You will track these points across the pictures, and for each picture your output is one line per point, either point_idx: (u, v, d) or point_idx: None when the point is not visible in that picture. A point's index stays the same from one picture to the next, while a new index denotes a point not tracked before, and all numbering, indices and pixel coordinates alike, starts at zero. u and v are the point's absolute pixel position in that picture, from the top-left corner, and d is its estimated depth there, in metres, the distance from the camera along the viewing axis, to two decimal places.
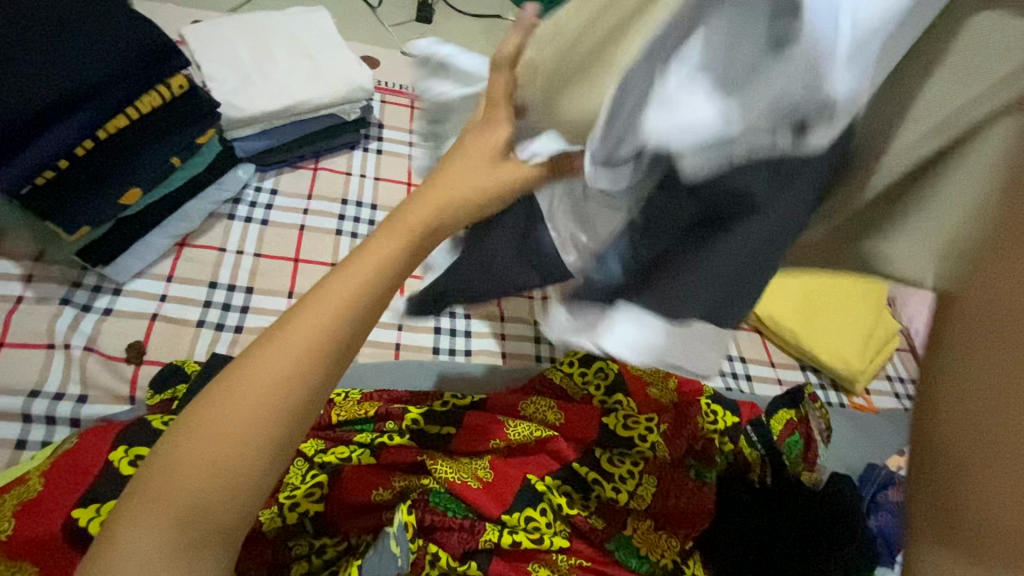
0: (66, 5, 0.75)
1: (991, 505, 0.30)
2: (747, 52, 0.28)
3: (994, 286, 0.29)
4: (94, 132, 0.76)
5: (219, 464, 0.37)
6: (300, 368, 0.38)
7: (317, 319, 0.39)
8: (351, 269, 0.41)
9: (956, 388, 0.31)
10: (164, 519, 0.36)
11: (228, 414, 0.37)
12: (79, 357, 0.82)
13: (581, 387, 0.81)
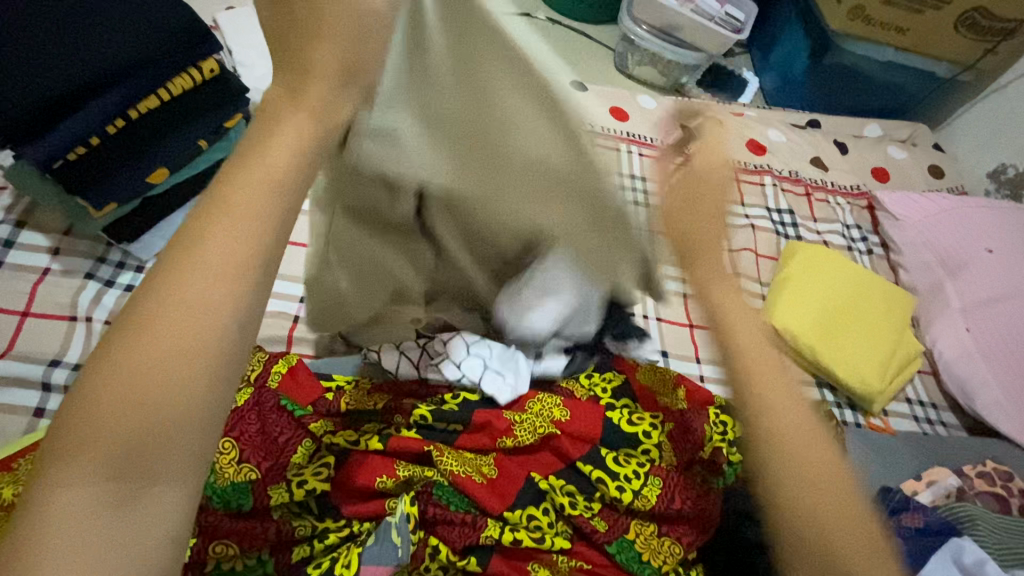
0: None
1: (812, 521, 0.53)
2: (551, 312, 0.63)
3: (770, 395, 0.56)
4: (125, 111, 0.78)
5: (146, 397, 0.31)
6: (217, 271, 0.33)
7: (237, 221, 0.33)
8: (267, 163, 0.35)
9: (776, 453, 0.54)
10: (89, 458, 0.30)
11: (149, 336, 0.32)
12: (99, 331, 0.83)
13: (588, 388, 0.79)
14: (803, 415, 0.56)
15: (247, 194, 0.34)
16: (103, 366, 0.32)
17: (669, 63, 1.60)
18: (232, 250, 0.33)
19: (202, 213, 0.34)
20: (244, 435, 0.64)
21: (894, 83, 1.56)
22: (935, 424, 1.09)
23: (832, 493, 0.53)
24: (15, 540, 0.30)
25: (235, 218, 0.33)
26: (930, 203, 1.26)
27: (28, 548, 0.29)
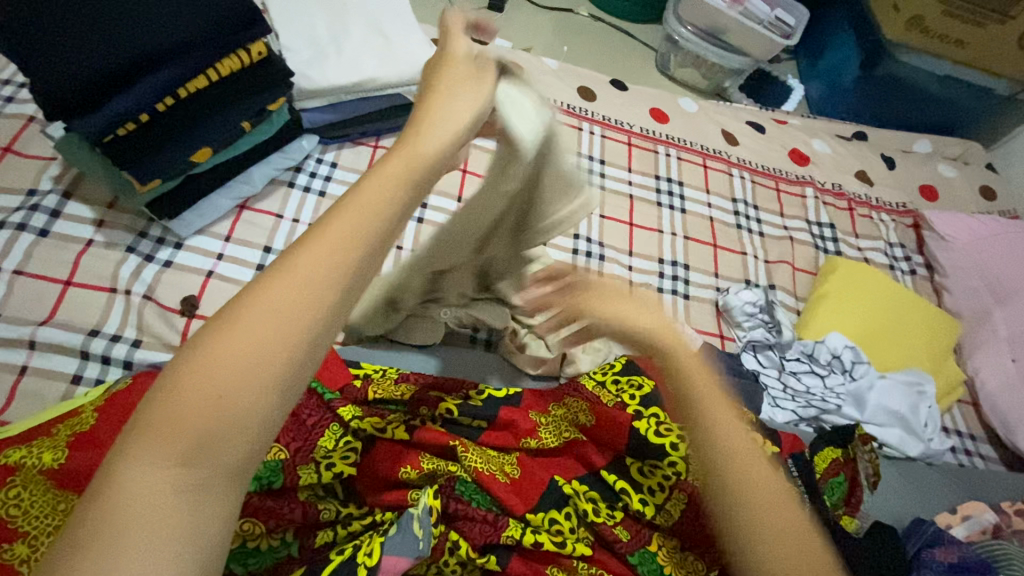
0: None
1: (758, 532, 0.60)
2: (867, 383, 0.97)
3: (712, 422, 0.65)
4: (175, 90, 0.78)
5: (223, 397, 0.36)
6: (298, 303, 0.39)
7: (308, 263, 0.41)
8: (354, 215, 0.43)
9: (735, 482, 0.62)
10: (164, 447, 0.35)
11: (228, 345, 0.37)
12: (138, 304, 0.85)
13: (614, 395, 0.76)
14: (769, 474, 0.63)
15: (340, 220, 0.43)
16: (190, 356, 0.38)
17: (713, 65, 1.57)
18: (317, 274, 0.40)
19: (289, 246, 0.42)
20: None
21: (950, 98, 1.50)
22: (974, 456, 1.04)
23: (771, 522, 0.60)
24: (103, 506, 0.34)
25: (323, 253, 0.41)
26: (980, 227, 1.21)
27: (115, 512, 0.34)
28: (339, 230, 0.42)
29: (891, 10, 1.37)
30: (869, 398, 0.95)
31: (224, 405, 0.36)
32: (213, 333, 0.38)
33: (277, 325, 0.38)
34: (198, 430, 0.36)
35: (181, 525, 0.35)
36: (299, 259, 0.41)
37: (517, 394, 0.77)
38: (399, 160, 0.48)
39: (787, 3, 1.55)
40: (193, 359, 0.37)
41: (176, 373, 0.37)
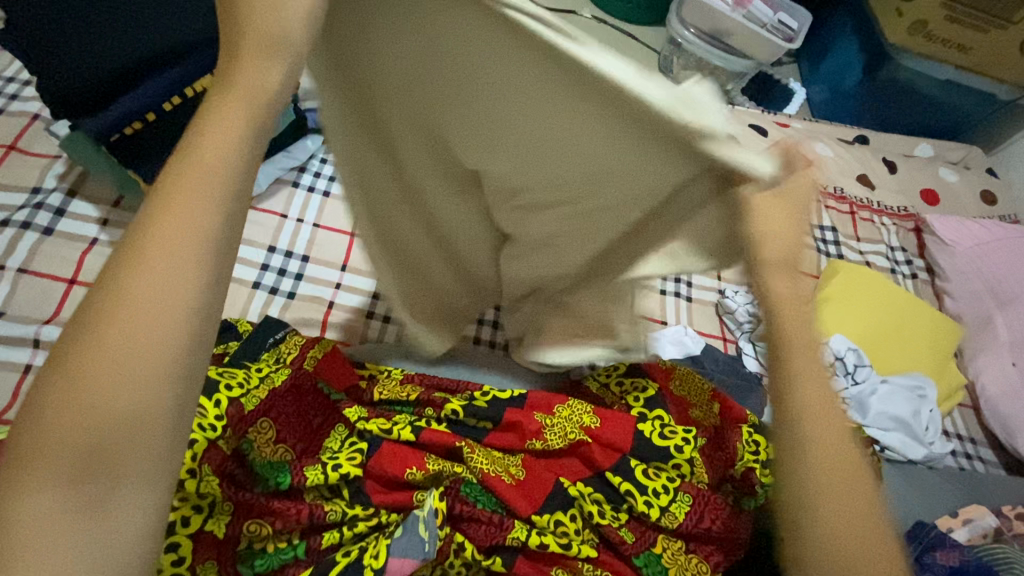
0: None
1: None
2: (870, 384, 0.97)
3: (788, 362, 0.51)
4: (183, 89, 0.77)
5: (102, 403, 0.35)
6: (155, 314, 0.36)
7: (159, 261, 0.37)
8: (200, 178, 0.39)
9: None
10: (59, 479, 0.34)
11: (99, 346, 0.35)
12: None
13: (618, 396, 0.83)
14: None
15: (193, 180, 0.39)
16: (60, 362, 0.36)
17: (716, 68, 1.57)
18: (181, 264, 0.37)
19: (133, 238, 0.38)
20: (280, 416, 0.66)
21: (950, 104, 1.51)
22: (974, 460, 1.05)
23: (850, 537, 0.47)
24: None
25: (178, 229, 0.38)
26: (983, 232, 1.22)
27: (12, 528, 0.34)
28: (183, 209, 0.38)
29: (895, 15, 1.37)
30: (872, 403, 0.95)
31: (112, 411, 0.35)
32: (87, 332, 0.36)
33: (151, 324, 0.36)
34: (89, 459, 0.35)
35: (96, 549, 0.35)
36: (147, 269, 0.36)
37: (522, 395, 0.76)
38: (226, 104, 0.41)
39: (789, 7, 1.56)
40: (63, 362, 0.35)
41: (49, 381, 0.35)
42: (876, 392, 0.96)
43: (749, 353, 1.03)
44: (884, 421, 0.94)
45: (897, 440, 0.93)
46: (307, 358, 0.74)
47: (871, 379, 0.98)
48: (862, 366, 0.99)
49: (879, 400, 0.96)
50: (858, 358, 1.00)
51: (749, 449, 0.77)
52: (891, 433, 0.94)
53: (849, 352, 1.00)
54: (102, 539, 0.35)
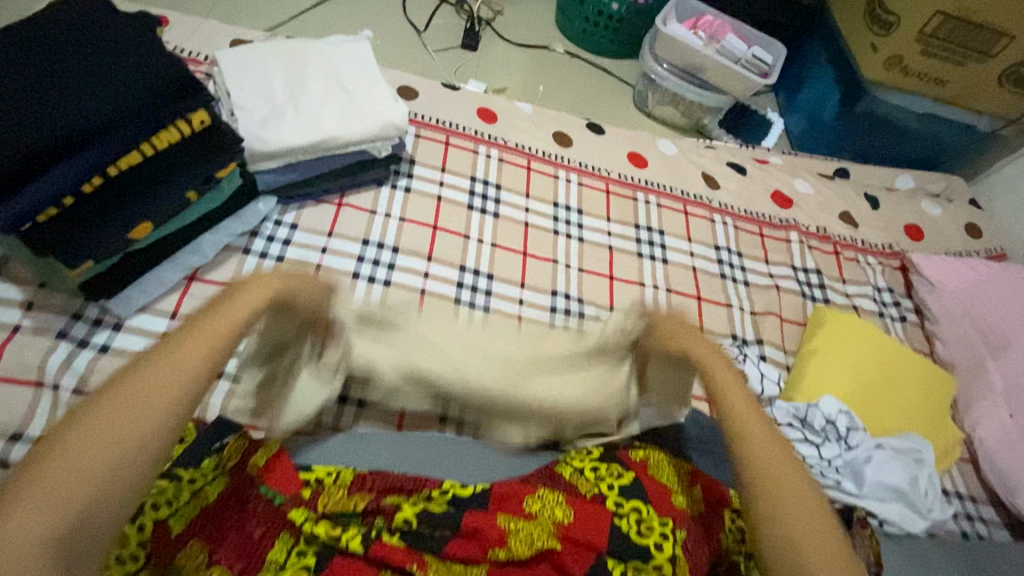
0: (111, 49, 0.72)
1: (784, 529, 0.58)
2: (865, 450, 0.91)
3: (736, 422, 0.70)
4: (104, 169, 0.70)
5: (119, 440, 0.47)
6: (156, 396, 0.50)
7: (174, 368, 0.53)
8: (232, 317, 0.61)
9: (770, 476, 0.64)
10: (48, 504, 0.43)
11: (129, 397, 0.50)
12: (67, 400, 0.77)
13: (593, 484, 0.78)
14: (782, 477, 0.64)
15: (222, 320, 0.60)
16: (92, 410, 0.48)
17: (691, 103, 1.54)
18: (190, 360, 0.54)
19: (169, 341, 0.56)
20: (213, 535, 0.62)
21: (930, 134, 1.48)
22: (976, 521, 0.99)
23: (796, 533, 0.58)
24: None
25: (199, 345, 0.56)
26: (970, 272, 1.19)
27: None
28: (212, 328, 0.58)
29: (870, 50, 1.35)
30: (868, 472, 0.89)
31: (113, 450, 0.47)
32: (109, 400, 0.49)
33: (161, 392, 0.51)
34: (69, 496, 0.44)
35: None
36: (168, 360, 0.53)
37: (484, 492, 0.73)
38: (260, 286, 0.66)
39: (763, 40, 1.52)
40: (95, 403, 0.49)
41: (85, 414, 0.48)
42: (870, 458, 0.90)
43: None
44: (880, 493, 0.89)
45: (896, 514, 0.88)
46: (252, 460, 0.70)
47: (863, 441, 0.92)
48: (853, 428, 0.93)
49: (873, 467, 0.89)
50: (848, 421, 0.94)
51: (733, 537, 0.75)
52: (888, 506, 0.88)
53: (837, 415, 0.94)
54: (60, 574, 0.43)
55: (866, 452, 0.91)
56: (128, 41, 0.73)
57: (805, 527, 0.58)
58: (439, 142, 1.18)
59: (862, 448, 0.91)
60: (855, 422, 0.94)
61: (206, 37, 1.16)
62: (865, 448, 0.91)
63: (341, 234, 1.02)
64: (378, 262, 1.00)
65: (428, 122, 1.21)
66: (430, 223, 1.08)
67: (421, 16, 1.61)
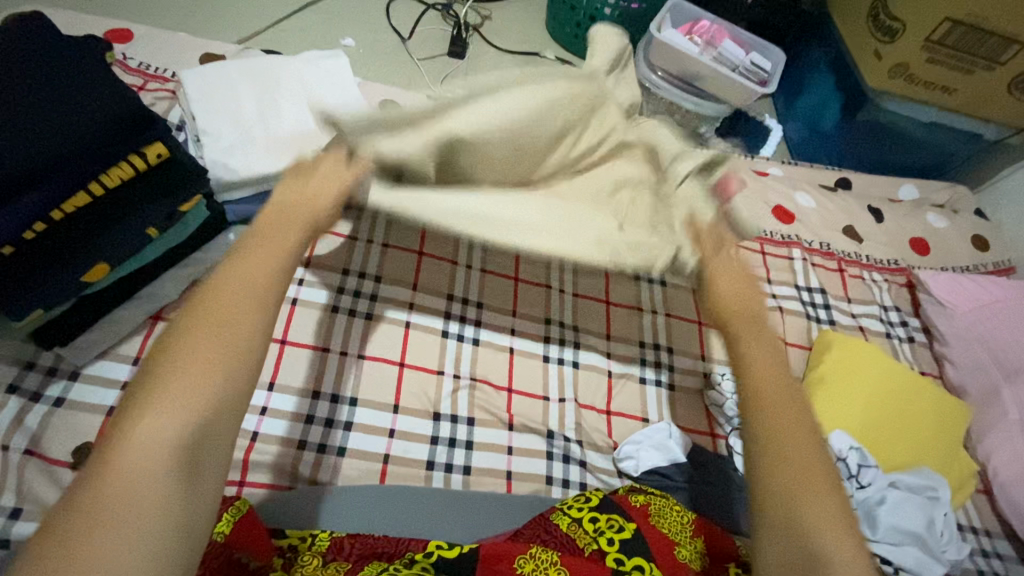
0: (51, 76, 0.65)
1: (776, 469, 0.49)
2: (876, 489, 0.87)
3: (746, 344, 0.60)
4: (47, 214, 0.64)
5: (222, 345, 0.43)
6: (245, 298, 0.47)
7: (246, 282, 0.48)
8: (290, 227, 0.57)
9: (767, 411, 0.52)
10: (174, 406, 0.40)
11: (220, 304, 0.45)
12: (17, 463, 0.70)
13: (591, 537, 0.73)
14: (793, 408, 0.53)
15: (270, 233, 0.56)
16: (192, 318, 0.44)
17: (688, 112, 1.48)
18: (261, 268, 0.50)
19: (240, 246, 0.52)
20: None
21: (933, 142, 1.43)
22: (992, 558, 0.94)
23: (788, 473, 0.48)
24: (111, 446, 0.38)
25: (273, 251, 0.52)
26: (980, 291, 1.14)
27: (121, 455, 0.38)
28: (268, 237, 0.55)
29: (875, 58, 1.30)
30: (880, 515, 0.84)
31: (216, 354, 0.43)
32: (200, 308, 0.45)
33: (244, 296, 0.47)
34: (191, 395, 0.41)
35: (175, 515, 0.38)
36: (245, 265, 0.50)
37: (472, 553, 0.67)
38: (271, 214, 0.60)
39: (762, 45, 1.46)
40: (191, 315, 0.44)
41: (185, 324, 0.44)
42: (883, 499, 0.86)
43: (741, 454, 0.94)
44: (896, 538, 0.83)
45: (916, 560, 0.82)
46: (218, 525, 0.63)
47: (874, 479, 0.88)
48: (866, 465, 0.89)
49: (888, 510, 0.85)
50: (860, 455, 0.89)
51: None
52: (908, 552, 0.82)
53: (847, 450, 0.89)
54: (194, 496, 0.39)
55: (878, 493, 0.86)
56: (66, 68, 0.66)
57: (805, 475, 0.48)
58: None
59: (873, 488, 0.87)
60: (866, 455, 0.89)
61: (173, 52, 1.08)
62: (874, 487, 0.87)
63: (319, 264, 0.95)
64: (359, 292, 0.94)
65: None
66: (415, 247, 1.01)
67: (405, 22, 1.54)
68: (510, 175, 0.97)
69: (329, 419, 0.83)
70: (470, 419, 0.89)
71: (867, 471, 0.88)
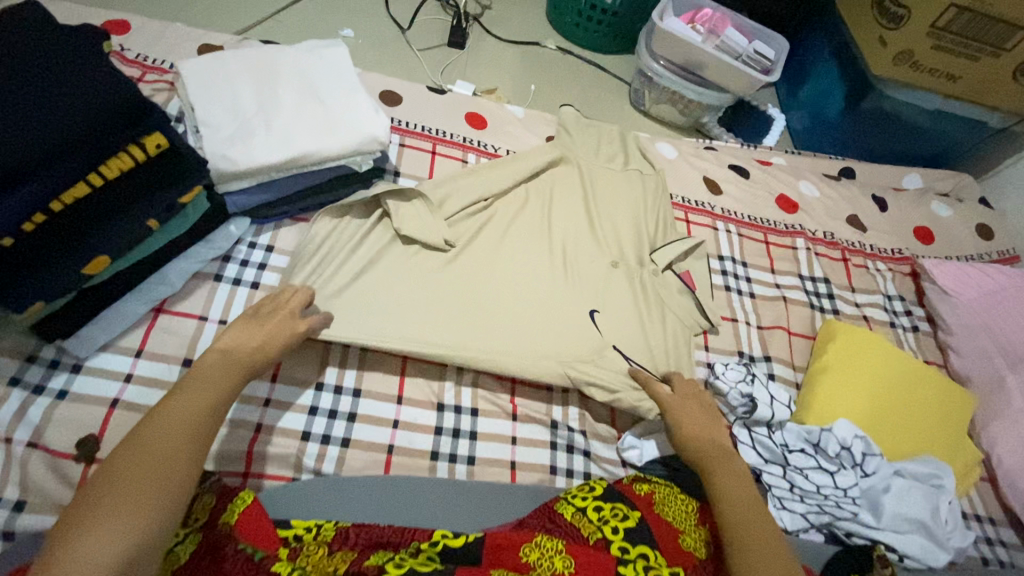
0: (43, 65, 0.64)
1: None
2: (882, 478, 0.87)
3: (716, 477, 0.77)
4: (46, 205, 0.63)
5: (158, 471, 0.53)
6: (181, 429, 0.58)
7: (187, 413, 0.59)
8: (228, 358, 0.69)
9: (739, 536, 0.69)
10: (108, 531, 0.48)
11: (157, 435, 0.56)
12: (20, 455, 0.70)
13: (595, 526, 0.73)
14: (756, 527, 0.70)
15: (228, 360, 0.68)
16: (133, 447, 0.54)
17: (690, 102, 1.47)
18: (205, 401, 0.62)
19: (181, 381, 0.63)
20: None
21: (937, 130, 1.42)
22: (996, 545, 0.94)
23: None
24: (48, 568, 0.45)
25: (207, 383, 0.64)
26: (986, 279, 1.13)
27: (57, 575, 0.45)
28: (216, 368, 0.67)
29: (879, 45, 1.28)
30: (886, 503, 0.85)
31: (155, 478, 0.53)
32: (142, 437, 0.55)
33: (186, 425, 0.58)
34: (130, 517, 0.50)
35: None
36: (185, 398, 0.61)
37: (477, 541, 0.67)
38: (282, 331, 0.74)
39: (765, 34, 1.45)
40: (130, 445, 0.54)
41: (126, 452, 0.54)
42: (888, 487, 0.86)
43: (747, 442, 0.90)
44: (901, 525, 0.84)
45: (921, 547, 0.83)
46: (225, 515, 0.65)
47: (879, 468, 0.87)
48: (871, 454, 0.88)
49: (892, 499, 0.85)
50: (863, 444, 0.88)
51: None
52: (912, 538, 0.83)
53: (852, 439, 0.88)
54: None
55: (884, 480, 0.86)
56: (56, 57, 0.65)
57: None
58: (425, 150, 1.11)
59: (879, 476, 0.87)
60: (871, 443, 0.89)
61: (171, 43, 1.07)
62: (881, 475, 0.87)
63: None
64: None
65: (412, 129, 1.13)
66: None
67: (404, 12, 1.53)
68: (498, 218, 1.02)
69: (333, 410, 0.83)
70: (474, 410, 0.89)
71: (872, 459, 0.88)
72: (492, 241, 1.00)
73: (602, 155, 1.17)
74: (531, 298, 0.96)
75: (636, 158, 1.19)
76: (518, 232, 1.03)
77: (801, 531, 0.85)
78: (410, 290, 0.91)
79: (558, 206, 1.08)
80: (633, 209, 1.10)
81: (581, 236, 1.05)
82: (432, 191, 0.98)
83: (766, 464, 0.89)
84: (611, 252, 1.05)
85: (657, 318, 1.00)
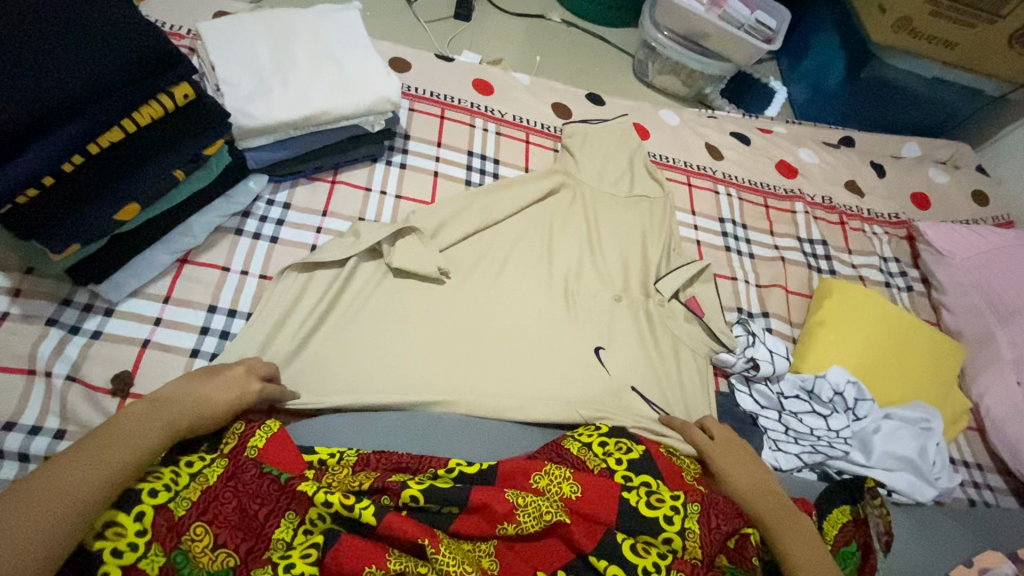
0: (81, 9, 0.67)
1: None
2: (872, 421, 0.91)
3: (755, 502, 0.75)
4: (86, 146, 0.68)
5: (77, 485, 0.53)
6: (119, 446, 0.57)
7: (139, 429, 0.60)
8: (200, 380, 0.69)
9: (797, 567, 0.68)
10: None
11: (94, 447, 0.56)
12: (60, 388, 0.74)
13: (599, 460, 0.77)
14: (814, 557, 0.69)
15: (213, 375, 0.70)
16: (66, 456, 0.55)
17: (693, 72, 1.49)
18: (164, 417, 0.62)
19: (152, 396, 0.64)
20: (218, 517, 0.61)
21: (936, 99, 1.45)
22: (983, 489, 0.99)
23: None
24: None
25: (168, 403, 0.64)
26: (979, 240, 1.17)
27: None
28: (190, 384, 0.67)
29: (878, 12, 1.31)
30: (876, 443, 0.89)
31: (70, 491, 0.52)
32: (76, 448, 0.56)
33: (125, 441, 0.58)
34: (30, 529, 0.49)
35: None
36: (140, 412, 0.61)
37: (491, 470, 0.70)
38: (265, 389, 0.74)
39: (766, 4, 1.47)
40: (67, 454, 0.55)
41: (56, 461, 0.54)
42: (878, 429, 0.90)
43: (744, 390, 0.97)
44: (888, 464, 0.88)
45: (907, 484, 0.88)
46: (249, 447, 0.68)
47: (870, 412, 0.92)
48: (862, 399, 0.92)
49: (881, 440, 0.89)
50: (856, 390, 0.92)
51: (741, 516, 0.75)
52: (898, 476, 0.88)
53: (845, 385, 0.92)
54: None
55: (873, 423, 0.91)
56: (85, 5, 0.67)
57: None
58: (434, 115, 1.15)
59: (869, 419, 0.91)
60: (864, 389, 0.93)
61: (189, 9, 1.11)
62: (871, 418, 0.91)
63: (336, 212, 0.99)
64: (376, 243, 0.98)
65: (421, 94, 1.16)
66: (427, 200, 1.06)
67: None
68: (495, 247, 1.01)
69: None
70: None
71: (863, 404, 0.92)
72: (489, 269, 0.98)
73: (606, 179, 1.13)
74: (529, 313, 0.95)
75: (641, 178, 1.15)
76: (517, 263, 1.00)
77: (795, 471, 0.89)
78: (405, 317, 0.90)
79: (558, 233, 1.06)
80: (637, 237, 1.08)
81: (580, 268, 1.03)
82: (426, 221, 0.97)
83: (764, 410, 0.95)
84: (615, 287, 1.02)
85: (658, 338, 0.99)
